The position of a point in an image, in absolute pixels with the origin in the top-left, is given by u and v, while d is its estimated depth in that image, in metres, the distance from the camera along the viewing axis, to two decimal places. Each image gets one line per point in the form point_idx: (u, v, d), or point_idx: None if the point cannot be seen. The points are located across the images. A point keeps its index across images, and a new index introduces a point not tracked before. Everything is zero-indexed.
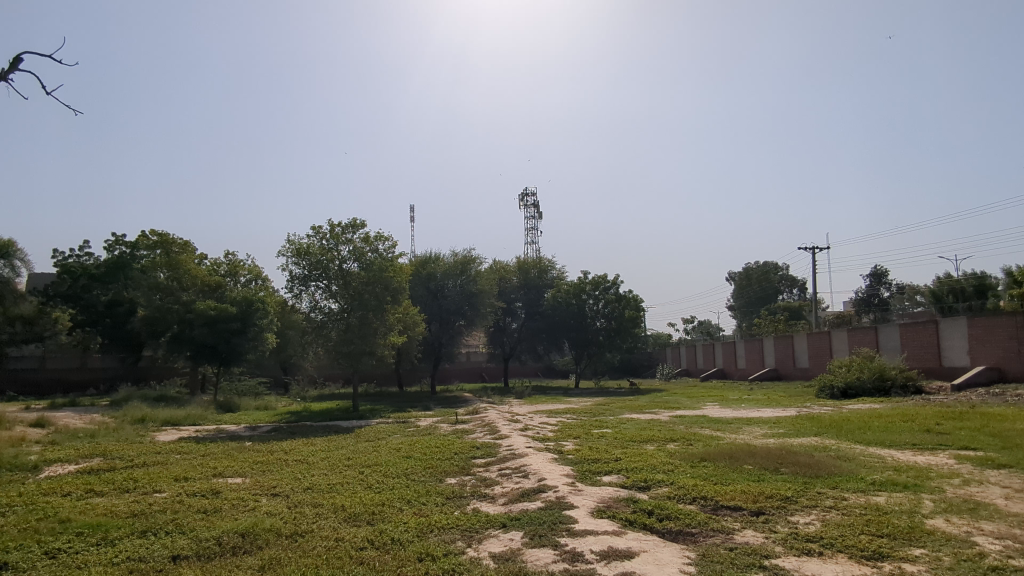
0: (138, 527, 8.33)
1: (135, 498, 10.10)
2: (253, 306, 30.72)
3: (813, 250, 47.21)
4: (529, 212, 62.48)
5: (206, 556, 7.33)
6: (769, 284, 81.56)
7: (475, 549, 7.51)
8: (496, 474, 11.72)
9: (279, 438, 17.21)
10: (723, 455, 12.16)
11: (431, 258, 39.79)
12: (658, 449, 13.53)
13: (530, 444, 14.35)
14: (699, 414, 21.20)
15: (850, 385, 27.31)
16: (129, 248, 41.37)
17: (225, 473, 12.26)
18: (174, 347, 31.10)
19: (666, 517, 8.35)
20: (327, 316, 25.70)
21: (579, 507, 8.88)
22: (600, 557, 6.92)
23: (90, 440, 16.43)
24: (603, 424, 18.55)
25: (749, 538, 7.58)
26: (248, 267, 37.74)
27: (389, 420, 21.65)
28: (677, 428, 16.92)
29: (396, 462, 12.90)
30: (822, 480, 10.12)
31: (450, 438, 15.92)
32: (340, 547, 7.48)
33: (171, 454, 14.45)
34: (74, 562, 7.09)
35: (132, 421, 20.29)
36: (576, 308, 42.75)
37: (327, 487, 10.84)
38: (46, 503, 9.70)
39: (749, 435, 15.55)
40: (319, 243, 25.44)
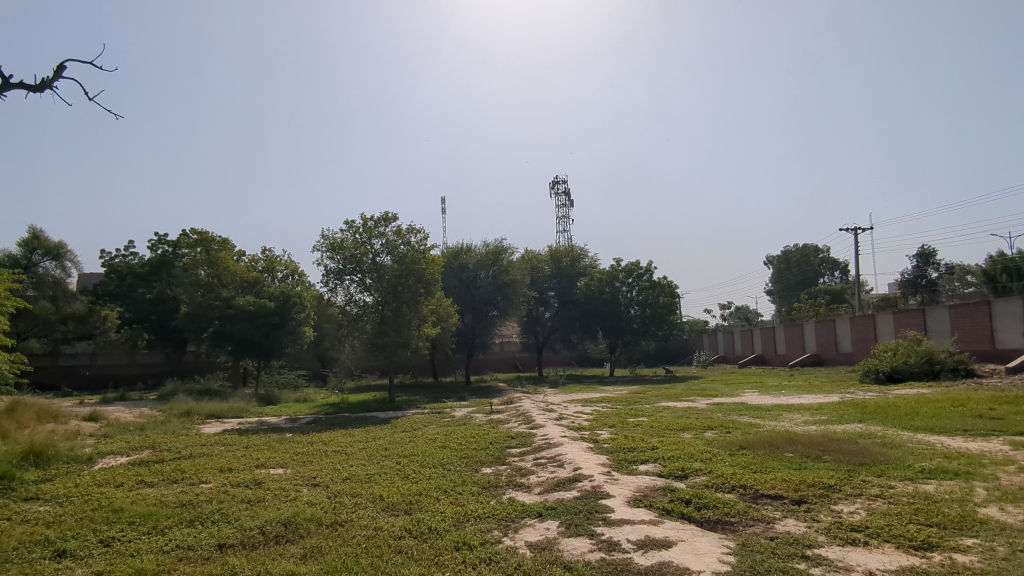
0: (186, 516, 8.61)
1: (183, 489, 10.44)
2: (291, 300, 31.50)
3: (856, 229, 45.74)
4: (560, 200, 62.14)
5: (251, 544, 7.52)
6: (810, 268, 79.31)
7: (512, 538, 7.53)
8: (532, 463, 11.73)
9: (319, 429, 17.59)
10: (762, 443, 11.90)
11: (463, 248, 39.93)
12: (696, 437, 13.31)
13: (566, 433, 14.31)
14: (738, 401, 20.82)
15: (896, 370, 26.43)
16: (172, 246, 42.66)
17: (267, 464, 12.58)
18: (217, 342, 32.02)
19: (704, 506, 8.21)
20: (362, 309, 26.02)
21: (616, 496, 8.80)
22: (637, 546, 6.85)
23: (140, 433, 17.09)
24: (639, 412, 18.41)
25: (791, 528, 7.39)
26: (284, 263, 38.45)
27: (424, 411, 21.92)
28: (715, 416, 16.66)
29: (432, 453, 13.03)
30: (867, 469, 9.81)
31: (485, 428, 16.01)
32: (377, 536, 7.59)
33: (216, 446, 14.93)
34: (127, 550, 7.36)
35: (178, 415, 21.02)
36: (609, 296, 42.45)
37: (366, 477, 11.03)
38: (101, 493, 10.12)
39: (790, 422, 15.19)
40: (352, 237, 25.78)
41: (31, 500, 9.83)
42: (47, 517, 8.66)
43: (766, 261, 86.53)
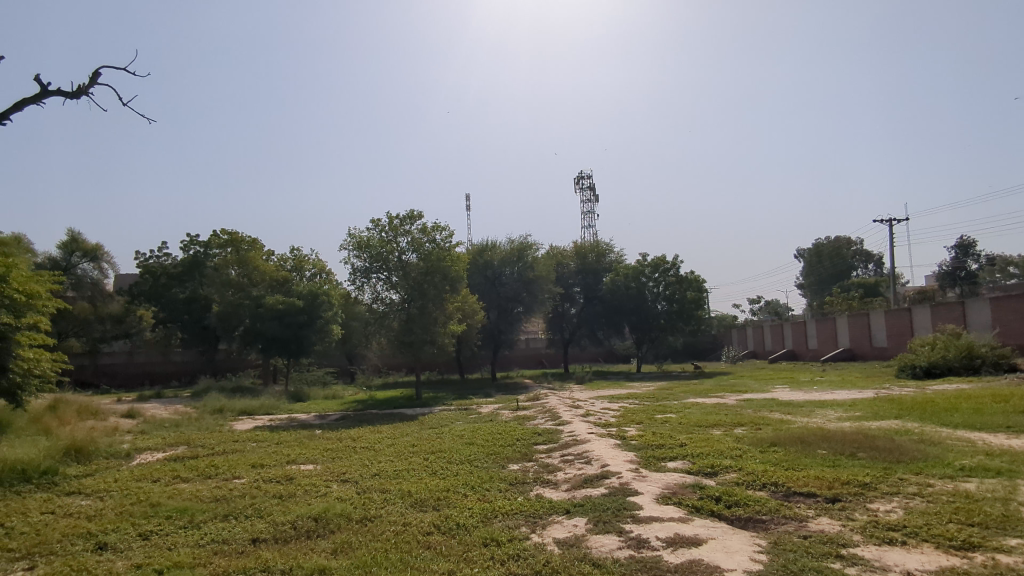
0: (221, 511, 8.79)
1: (217, 484, 10.68)
2: (319, 298, 31.97)
3: (890, 220, 44.58)
4: (585, 195, 61.81)
5: (283, 539, 7.65)
6: (842, 261, 77.67)
7: (540, 534, 7.51)
8: (559, 460, 11.69)
9: (347, 426, 17.81)
10: (794, 440, 11.68)
11: (488, 245, 39.96)
12: (726, 434, 13.12)
13: (593, 430, 14.25)
14: (767, 397, 20.48)
15: (934, 364, 25.64)
16: (202, 246, 43.20)
17: (297, 460, 12.79)
18: (248, 340, 32.54)
19: (735, 504, 8.09)
20: (388, 307, 26.26)
21: (644, 493, 8.73)
22: (667, 544, 6.78)
23: (175, 430, 17.53)
24: (667, 408, 18.21)
25: (824, 527, 7.24)
26: (313, 262, 38.95)
27: (451, 408, 22.03)
28: (745, 412, 16.43)
29: (459, 449, 13.08)
30: (904, 466, 9.54)
31: (512, 425, 16.02)
32: (407, 532, 7.66)
33: (248, 442, 15.23)
34: (165, 543, 7.54)
35: (211, 412, 21.47)
36: (635, 291, 42.15)
37: (394, 473, 11.12)
38: (139, 488, 10.40)
39: (822, 418, 14.89)
40: (378, 235, 25.99)
41: (73, 494, 10.15)
42: (88, 511, 8.93)
43: (797, 255, 84.90)
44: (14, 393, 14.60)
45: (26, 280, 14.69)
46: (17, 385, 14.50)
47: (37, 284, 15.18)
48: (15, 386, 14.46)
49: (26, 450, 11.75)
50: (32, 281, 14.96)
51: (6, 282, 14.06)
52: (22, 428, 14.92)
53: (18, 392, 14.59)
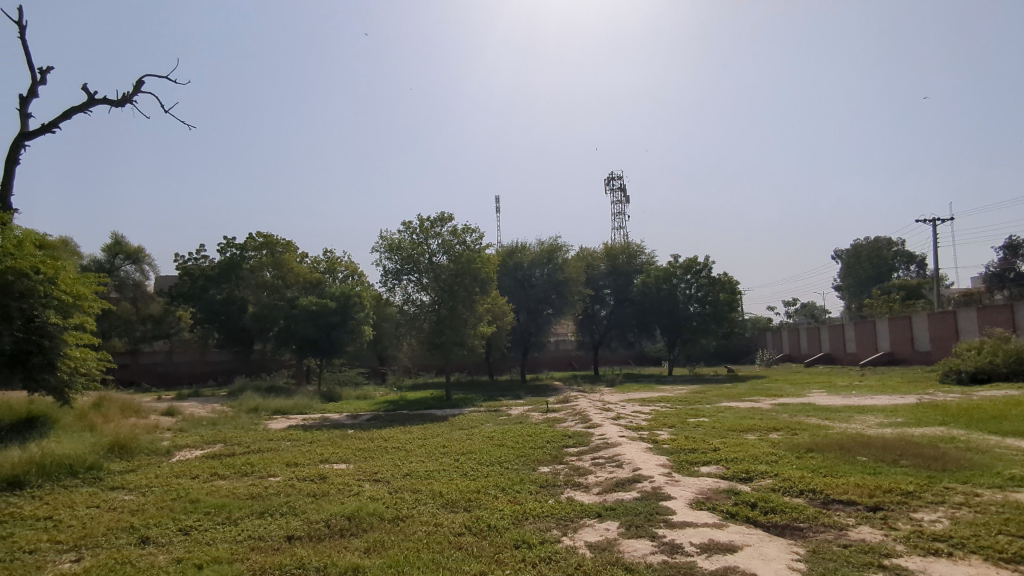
0: (257, 508, 8.97)
1: (253, 482, 10.91)
2: (351, 300, 32.49)
3: (933, 221, 43.26)
4: (616, 196, 61.41)
5: (317, 537, 7.75)
6: (883, 262, 75.38)
7: (571, 538, 7.47)
8: (589, 463, 11.63)
9: (378, 426, 18.04)
10: (832, 446, 11.37)
11: (517, 246, 39.99)
12: (761, 439, 12.85)
13: (624, 433, 14.11)
14: (804, 402, 20.04)
15: (981, 369, 24.72)
16: (239, 248, 44.20)
17: (330, 459, 12.98)
18: (282, 341, 33.17)
19: (771, 511, 7.92)
20: (419, 308, 26.50)
21: (677, 498, 8.60)
22: (701, 550, 6.67)
23: (213, 428, 17.94)
24: (700, 412, 17.98)
25: (866, 536, 7.03)
26: (345, 263, 39.61)
27: (481, 409, 22.13)
28: (781, 417, 16.09)
29: (489, 451, 13.11)
30: (950, 475, 9.21)
31: (542, 426, 15.99)
32: (438, 532, 7.70)
33: (283, 440, 15.51)
34: (205, 538, 7.72)
35: (247, 411, 21.97)
36: (667, 293, 41.76)
37: (425, 473, 11.22)
38: (179, 484, 10.69)
39: (862, 424, 14.49)
40: (409, 237, 26.29)
41: (117, 489, 10.49)
42: (131, 506, 9.19)
43: (834, 257, 82.90)
44: (62, 392, 15.12)
45: (74, 281, 15.33)
46: (64, 383, 15.01)
47: (84, 286, 15.79)
48: (62, 383, 14.98)
49: (73, 446, 12.18)
50: (79, 282, 15.51)
51: (55, 283, 14.61)
52: (69, 424, 15.46)
53: (65, 390, 15.13)
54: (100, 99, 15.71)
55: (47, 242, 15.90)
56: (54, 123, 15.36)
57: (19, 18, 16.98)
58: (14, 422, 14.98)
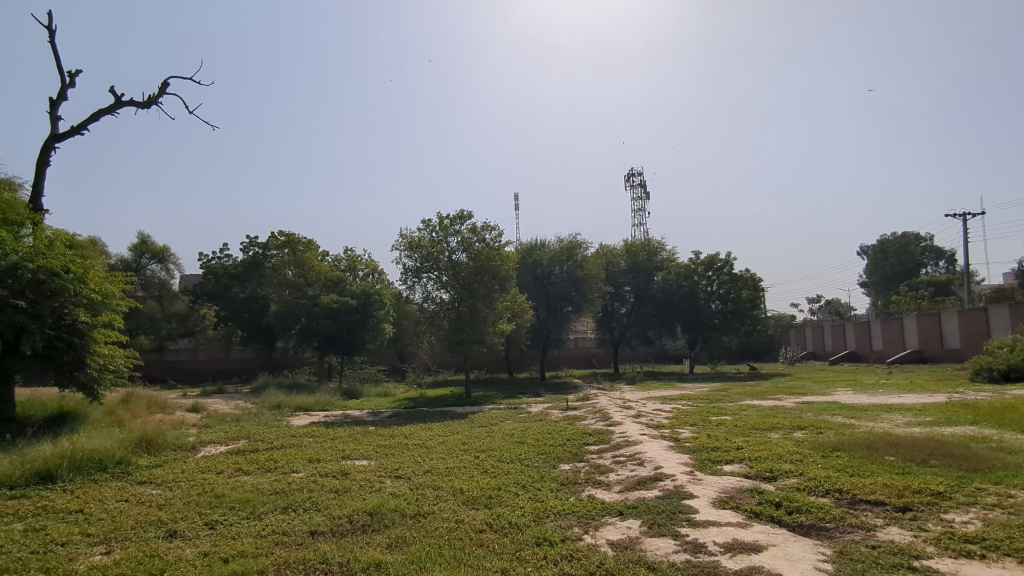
0: (281, 504, 9.08)
1: (277, 477, 11.06)
2: (372, 298, 32.72)
3: (964, 215, 42.31)
4: (636, 192, 61.04)
5: (340, 532, 7.82)
6: (911, 258, 73.86)
7: (593, 536, 7.43)
8: (610, 461, 11.56)
9: (399, 423, 18.17)
10: (859, 445, 11.17)
11: (537, 244, 39.90)
12: (785, 438, 12.67)
13: (645, 431, 14.01)
14: (830, 400, 19.76)
15: (1014, 367, 24.11)
16: (261, 247, 44.83)
17: (352, 456, 13.08)
18: (304, 338, 33.54)
19: (796, 510, 7.80)
20: (439, 306, 26.62)
21: (700, 497, 8.52)
22: (725, 549, 6.59)
23: (237, 424, 18.21)
24: (722, 410, 17.82)
25: (895, 537, 6.90)
26: (366, 262, 39.90)
27: (500, 406, 22.20)
28: (805, 415, 15.85)
29: (509, 448, 13.11)
30: (982, 475, 8.99)
31: (562, 424, 15.95)
32: (460, 529, 7.72)
33: (305, 437, 15.69)
34: (230, 533, 7.84)
35: (270, 407, 22.27)
36: (688, 291, 41.34)
37: (446, 470, 11.25)
38: (204, 479, 10.89)
39: (890, 423, 14.20)
40: (429, 235, 26.30)
41: (145, 483, 10.71)
42: (159, 500, 9.38)
43: (860, 253, 81.46)
44: (91, 388, 15.42)
45: (103, 279, 15.66)
46: (93, 379, 15.34)
47: (112, 284, 16.09)
48: (91, 379, 15.30)
49: (103, 441, 12.42)
50: (108, 280, 15.84)
51: (85, 281, 14.94)
52: (99, 419, 15.83)
53: (94, 386, 15.43)
54: (128, 102, 16.05)
55: (77, 242, 16.24)
56: (83, 125, 15.72)
57: (50, 23, 17.40)
58: (46, 417, 15.35)
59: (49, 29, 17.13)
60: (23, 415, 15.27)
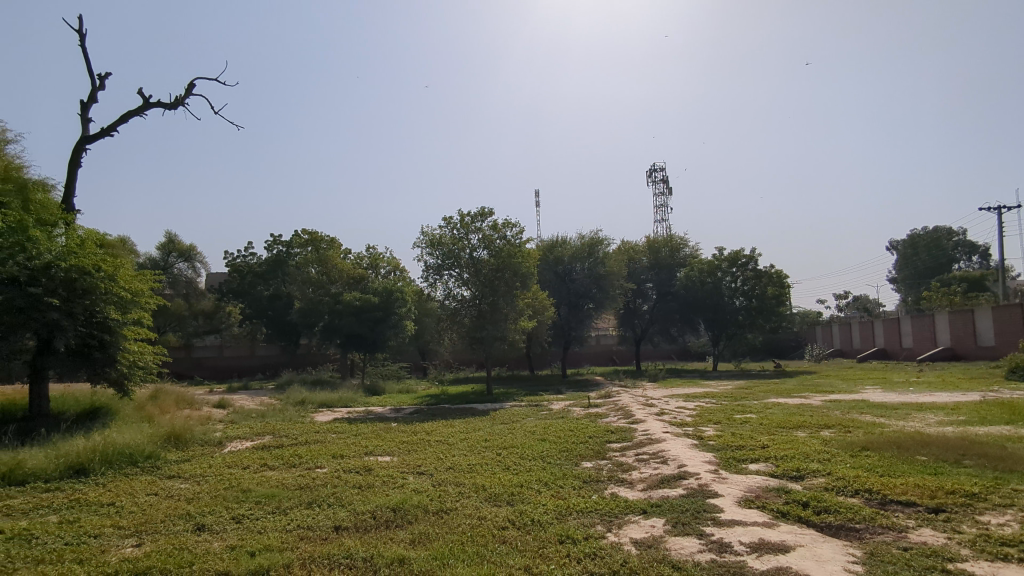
0: (306, 499, 9.18)
1: (301, 473, 11.17)
2: (393, 295, 33.00)
3: (999, 209, 41.27)
4: (659, 188, 60.55)
5: (364, 527, 7.88)
6: (942, 253, 72.12)
7: (616, 534, 7.38)
8: (633, 459, 11.47)
9: (421, 420, 18.26)
10: (888, 444, 10.93)
11: (558, 241, 39.78)
12: (812, 436, 12.45)
13: (668, 429, 13.86)
14: (858, 399, 19.34)
15: None
16: (285, 246, 45.52)
17: (375, 452, 13.19)
18: (327, 335, 33.90)
19: (824, 510, 7.65)
20: (460, 303, 26.68)
21: (725, 496, 8.41)
22: (750, 549, 6.50)
23: (261, 420, 18.48)
24: (747, 408, 17.58)
25: (927, 538, 6.73)
26: (387, 259, 40.17)
27: (521, 403, 22.17)
28: (832, 413, 15.55)
29: (531, 445, 13.09)
30: (1019, 477, 8.71)
31: (584, 422, 15.85)
32: (482, 525, 7.72)
33: (328, 433, 15.86)
34: (256, 527, 7.94)
35: (294, 403, 22.56)
36: (711, 287, 40.86)
37: (467, 467, 11.27)
38: (231, 474, 11.05)
39: (922, 422, 13.85)
40: (450, 233, 26.37)
41: (174, 477, 10.92)
42: (187, 494, 9.55)
43: (890, 248, 79.79)
44: (121, 384, 15.69)
45: (133, 278, 16.00)
46: (124, 376, 15.58)
47: (142, 283, 16.39)
48: (122, 375, 15.55)
49: (133, 436, 12.69)
50: (138, 279, 16.17)
51: (114, 279, 15.26)
52: (129, 415, 16.16)
53: (125, 382, 15.70)
54: (155, 102, 16.37)
55: (107, 242, 16.61)
56: (113, 126, 16.07)
57: (81, 27, 17.85)
58: (79, 413, 15.75)
59: (80, 33, 17.55)
60: (57, 410, 15.68)
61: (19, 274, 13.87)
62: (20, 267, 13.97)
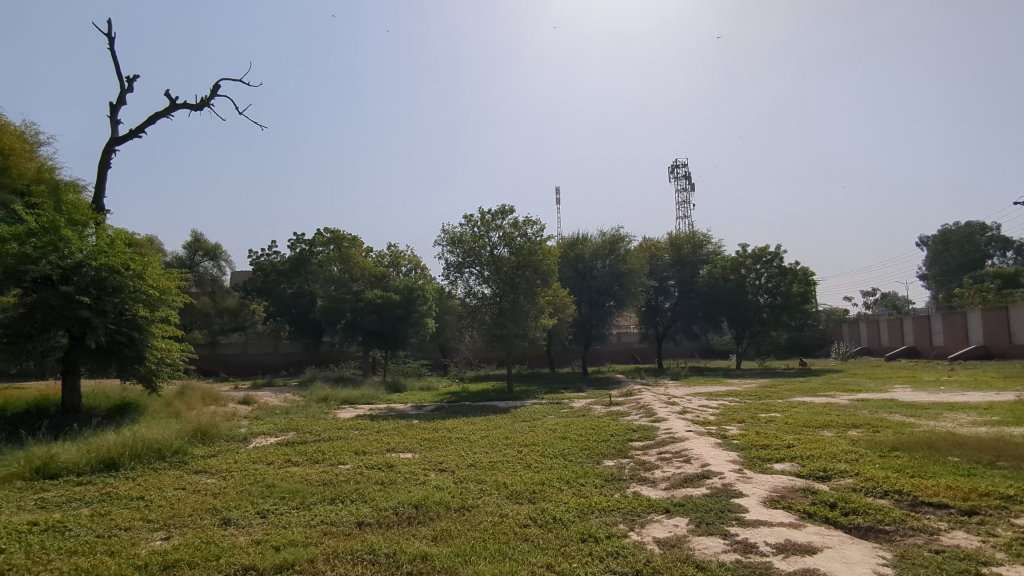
0: (329, 494, 9.27)
1: (325, 469, 11.28)
2: (414, 293, 33.16)
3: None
4: (681, 184, 59.99)
5: (387, 524, 7.93)
6: (974, 249, 70.33)
7: (639, 533, 7.33)
8: (655, 458, 11.36)
9: (442, 417, 18.34)
10: (919, 444, 10.67)
11: (579, 238, 39.64)
12: (838, 436, 12.21)
13: (691, 428, 13.72)
14: (887, 398, 18.92)
15: None
16: (308, 244, 46.18)
17: (397, 449, 13.26)
18: (349, 333, 34.15)
19: (852, 512, 7.51)
20: (480, 301, 26.72)
21: (749, 496, 8.29)
22: (777, 550, 6.39)
23: (285, 416, 18.73)
24: (772, 407, 17.31)
25: (961, 542, 6.55)
26: (408, 258, 40.43)
27: (543, 401, 22.10)
28: (860, 412, 15.26)
29: (553, 443, 13.04)
30: None
31: (605, 420, 15.74)
32: (504, 523, 7.71)
33: (351, 429, 15.99)
34: (281, 522, 8.03)
35: (317, 400, 22.80)
36: (735, 284, 40.35)
37: (489, 464, 11.27)
38: (256, 470, 11.21)
39: (953, 422, 13.51)
40: (471, 230, 26.43)
41: (200, 472, 11.10)
42: (214, 489, 9.71)
43: (920, 243, 78.03)
44: (150, 381, 15.96)
45: (160, 275, 16.28)
46: (152, 372, 15.87)
47: (169, 281, 16.65)
48: (150, 372, 15.84)
49: (162, 431, 12.93)
50: (165, 276, 16.46)
51: (143, 278, 15.57)
52: (157, 411, 16.47)
53: (153, 379, 15.98)
54: (182, 104, 16.65)
55: (135, 241, 16.87)
56: (141, 127, 16.37)
57: (110, 30, 18.20)
58: (109, 408, 16.10)
59: (108, 35, 17.91)
60: (88, 406, 16.05)
61: (52, 272, 14.11)
62: (53, 267, 14.19)
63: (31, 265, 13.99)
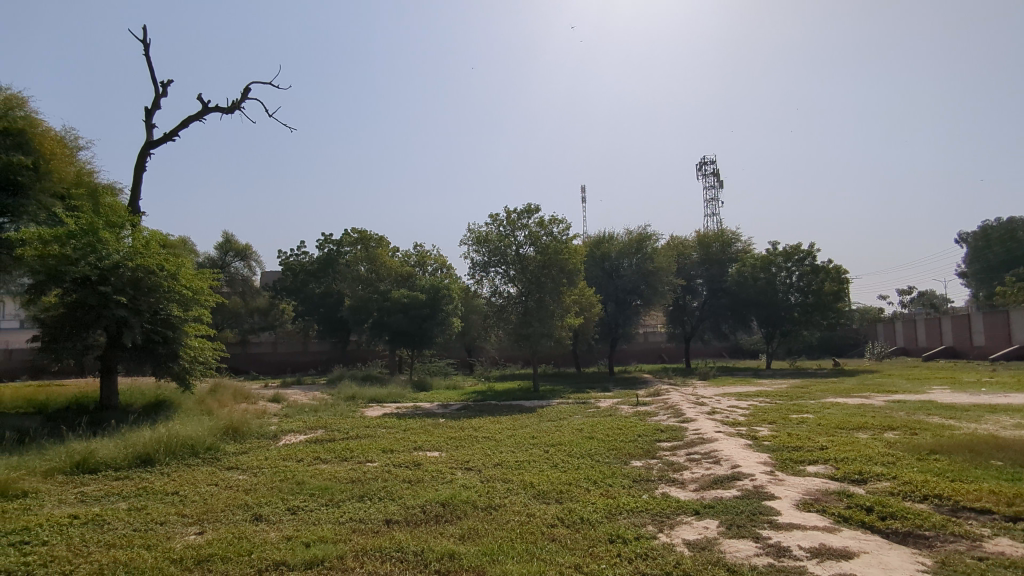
0: (357, 492, 9.34)
1: (353, 467, 11.40)
2: (441, 292, 33.32)
3: None
4: (710, 181, 59.19)
5: (414, 521, 7.96)
6: (1017, 245, 67.72)
7: (668, 534, 7.23)
8: (685, 459, 11.22)
9: (469, 415, 18.41)
10: (959, 448, 10.33)
11: (605, 236, 39.38)
12: (874, 438, 11.91)
13: (721, 429, 13.51)
14: (925, 399, 18.42)
15: None
16: (336, 245, 46.82)
17: (424, 447, 13.30)
18: (376, 332, 34.41)
19: (890, 517, 7.28)
20: (506, 300, 26.69)
21: (782, 498, 8.12)
22: (811, 555, 6.24)
23: (314, 414, 18.98)
24: (803, 408, 16.99)
25: (1005, 549, 6.31)
26: (434, 258, 40.74)
27: (569, 401, 22.02)
28: (897, 414, 14.88)
29: (579, 443, 12.96)
30: None
31: (632, 420, 15.60)
32: (531, 523, 7.68)
33: (378, 428, 16.11)
34: (311, 518, 8.13)
35: (345, 398, 23.06)
36: (765, 283, 39.65)
37: (515, 463, 11.25)
38: (285, 466, 11.39)
39: (994, 425, 13.11)
40: (497, 230, 26.45)
41: (232, 469, 11.30)
42: (245, 485, 9.87)
43: (959, 240, 75.61)
44: (183, 378, 16.32)
45: (193, 276, 16.64)
46: (185, 370, 16.23)
47: (202, 281, 17.02)
48: (184, 370, 16.19)
49: (195, 428, 13.19)
50: (198, 277, 16.82)
51: (177, 278, 15.94)
52: (190, 408, 16.83)
53: (186, 377, 16.34)
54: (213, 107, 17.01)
55: (170, 241, 17.28)
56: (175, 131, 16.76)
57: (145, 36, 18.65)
58: (145, 405, 16.52)
59: (144, 42, 18.37)
60: (124, 403, 16.49)
61: (92, 273, 14.53)
62: (92, 267, 14.60)
63: (71, 266, 14.40)
